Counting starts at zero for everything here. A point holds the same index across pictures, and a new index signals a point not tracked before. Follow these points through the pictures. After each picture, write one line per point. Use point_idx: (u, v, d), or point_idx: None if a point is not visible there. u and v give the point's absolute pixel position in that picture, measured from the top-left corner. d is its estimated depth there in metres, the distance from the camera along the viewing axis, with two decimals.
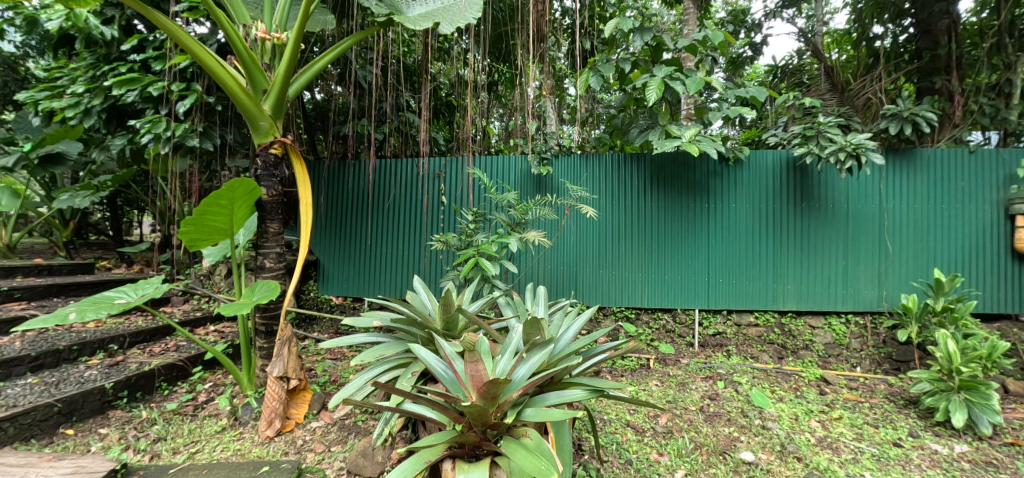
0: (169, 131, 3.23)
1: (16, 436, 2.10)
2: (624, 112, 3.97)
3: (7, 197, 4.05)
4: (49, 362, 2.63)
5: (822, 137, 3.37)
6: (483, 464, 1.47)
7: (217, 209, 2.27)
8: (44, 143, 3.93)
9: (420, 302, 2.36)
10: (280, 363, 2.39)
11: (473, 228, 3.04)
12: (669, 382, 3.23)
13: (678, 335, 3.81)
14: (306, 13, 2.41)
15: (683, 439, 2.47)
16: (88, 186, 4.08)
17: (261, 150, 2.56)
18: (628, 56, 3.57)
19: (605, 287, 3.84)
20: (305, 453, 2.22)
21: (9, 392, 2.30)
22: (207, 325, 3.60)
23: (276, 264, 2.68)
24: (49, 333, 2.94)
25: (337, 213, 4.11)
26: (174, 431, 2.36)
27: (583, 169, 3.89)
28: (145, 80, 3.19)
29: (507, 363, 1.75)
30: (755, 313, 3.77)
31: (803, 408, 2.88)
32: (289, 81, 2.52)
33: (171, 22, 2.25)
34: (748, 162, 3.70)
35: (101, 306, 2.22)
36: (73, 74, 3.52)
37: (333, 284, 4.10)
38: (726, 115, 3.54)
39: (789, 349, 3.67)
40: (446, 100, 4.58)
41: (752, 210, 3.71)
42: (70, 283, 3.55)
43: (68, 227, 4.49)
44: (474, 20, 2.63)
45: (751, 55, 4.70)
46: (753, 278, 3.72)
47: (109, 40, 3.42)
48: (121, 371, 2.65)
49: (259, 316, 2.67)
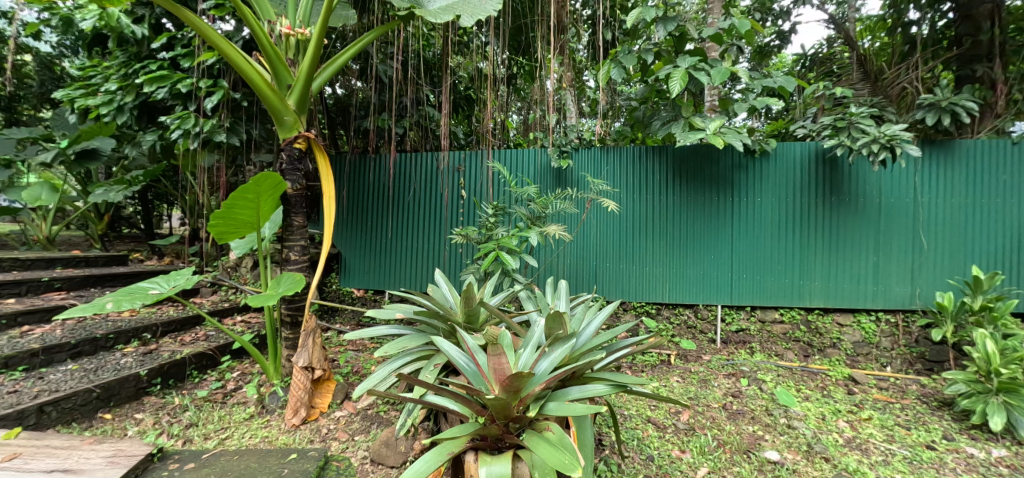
0: (197, 127, 3.29)
1: (59, 420, 2.20)
2: (645, 104, 3.84)
3: (46, 192, 4.26)
4: (88, 350, 2.75)
5: (855, 128, 3.24)
6: (505, 456, 1.48)
7: (243, 203, 2.33)
8: (79, 139, 4.08)
9: (441, 295, 2.39)
10: (305, 353, 2.44)
11: (493, 221, 3.01)
12: (691, 378, 3.18)
13: (700, 331, 3.75)
14: (329, 8, 2.41)
15: (705, 436, 2.44)
16: (120, 180, 4.19)
17: (285, 144, 2.60)
18: (651, 46, 3.45)
19: (625, 282, 3.80)
20: (330, 441, 2.27)
21: (52, 378, 2.42)
22: (235, 315, 3.68)
23: (301, 257, 2.72)
24: (88, 322, 3.07)
25: (359, 206, 4.16)
26: (205, 417, 2.44)
27: (603, 162, 3.83)
28: (174, 77, 3.27)
29: (529, 357, 1.77)
30: (781, 310, 3.67)
31: (831, 407, 2.81)
32: (312, 76, 2.55)
33: (200, 20, 2.30)
34: (774, 154, 3.59)
35: (136, 297, 2.30)
36: (107, 73, 3.64)
37: (354, 277, 4.16)
38: (752, 106, 3.42)
39: (815, 347, 3.57)
40: (465, 94, 4.53)
41: (777, 203, 3.60)
42: (106, 274, 3.69)
43: (103, 221, 4.66)
44: (495, 12, 2.63)
45: (779, 45, 4.45)
46: (778, 274, 3.62)
47: (139, 38, 3.50)
48: (154, 359, 2.76)
49: (285, 307, 2.73)
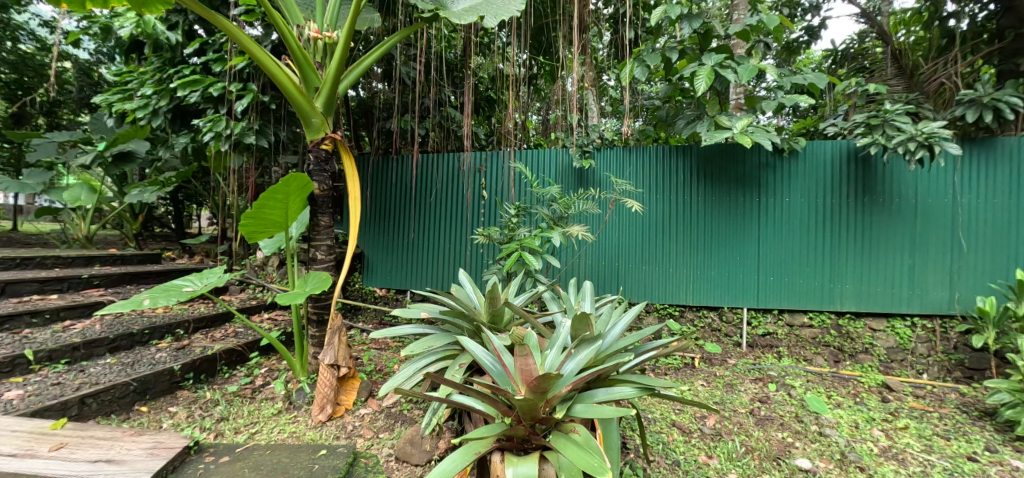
0: (228, 129, 3.39)
1: (99, 411, 2.28)
2: (668, 103, 3.79)
3: (86, 193, 4.45)
4: (125, 345, 2.86)
5: (889, 125, 3.12)
6: (532, 457, 1.47)
7: (273, 204, 2.38)
8: (116, 142, 4.27)
9: (466, 294, 2.39)
10: (331, 351, 2.48)
11: (516, 222, 3.00)
12: (716, 382, 3.12)
13: (724, 334, 3.68)
14: (355, 11, 2.44)
15: (733, 442, 2.38)
16: (154, 181, 4.35)
17: (312, 146, 2.65)
18: (675, 44, 3.40)
19: (647, 283, 3.75)
20: (355, 438, 2.30)
21: (93, 371, 2.52)
22: (262, 312, 3.78)
23: (327, 256, 2.77)
24: (125, 317, 3.19)
25: (382, 206, 4.22)
26: (235, 412, 2.51)
27: (625, 162, 3.79)
28: (206, 81, 3.37)
29: (555, 358, 1.76)
30: (810, 313, 3.56)
31: (864, 415, 2.71)
32: (339, 78, 2.59)
33: (232, 25, 2.36)
34: (803, 153, 3.49)
35: (171, 294, 2.38)
36: (142, 78, 3.78)
37: (377, 276, 4.22)
38: (781, 103, 3.33)
39: (846, 352, 3.45)
40: (486, 94, 4.55)
41: (806, 204, 3.50)
42: (140, 272, 3.83)
43: (137, 220, 4.84)
44: (518, 12, 2.63)
45: (807, 40, 4.32)
46: (807, 277, 3.52)
47: (173, 44, 3.62)
48: (187, 354, 2.85)
49: (312, 305, 2.79)
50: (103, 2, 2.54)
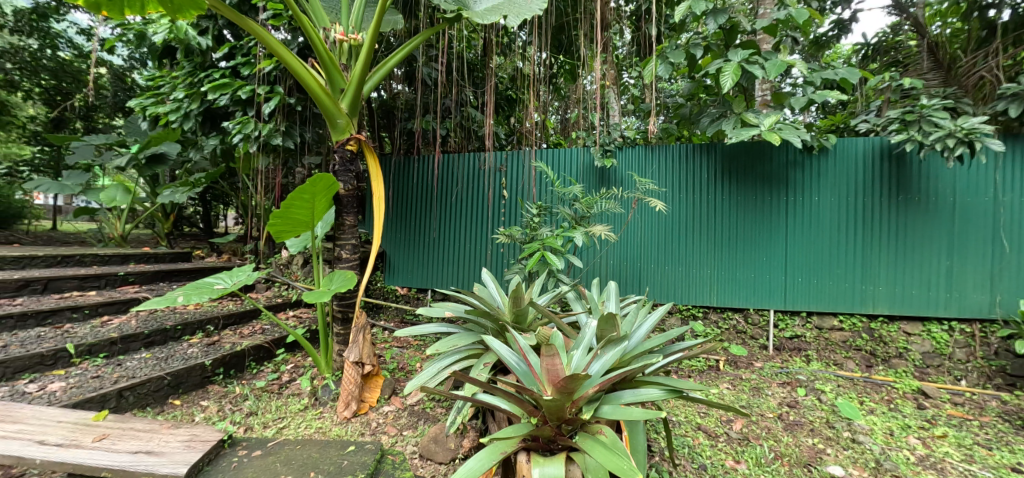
0: (256, 131, 3.48)
1: (135, 404, 2.36)
2: (692, 101, 3.73)
3: (121, 193, 4.63)
4: (158, 340, 2.96)
5: (926, 121, 3.00)
6: (558, 458, 1.46)
7: (300, 204, 2.43)
8: (149, 145, 4.43)
9: (489, 294, 2.40)
10: (355, 349, 2.52)
11: (537, 221, 2.99)
12: (742, 386, 3.05)
13: (750, 336, 3.60)
14: (380, 14, 2.48)
15: (761, 447, 2.32)
16: (185, 182, 4.49)
17: (338, 146, 2.69)
18: (700, 41, 3.34)
19: (670, 284, 3.69)
20: (379, 435, 2.33)
21: (129, 365, 2.61)
22: (287, 310, 3.86)
23: (352, 255, 2.81)
24: (158, 313, 3.30)
25: (403, 206, 4.27)
26: (264, 407, 2.57)
27: (648, 161, 3.74)
28: (235, 84, 3.46)
29: (581, 359, 1.75)
30: (840, 316, 3.45)
31: (899, 422, 2.60)
32: (363, 79, 2.62)
33: (261, 28, 2.41)
34: (833, 150, 3.39)
35: (203, 291, 2.45)
36: (174, 82, 3.90)
37: (399, 275, 4.27)
38: (810, 100, 3.23)
39: (878, 357, 3.33)
40: (506, 94, 4.55)
41: (836, 203, 3.39)
42: (172, 270, 3.97)
43: (169, 220, 5.01)
44: (541, 11, 2.62)
45: (837, 35, 4.19)
46: (837, 278, 3.41)
47: (204, 49, 3.73)
48: (217, 350, 2.93)
49: (337, 303, 2.84)
50: (142, 8, 2.63)
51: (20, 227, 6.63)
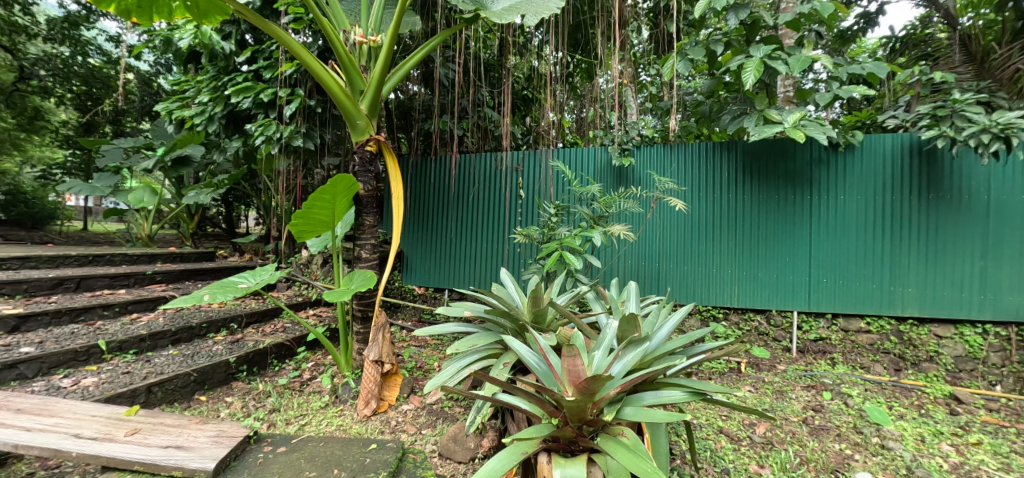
0: (278, 133, 3.55)
1: (163, 399, 2.43)
2: (712, 98, 3.66)
3: (148, 195, 4.78)
4: (185, 337, 3.04)
5: (959, 116, 2.89)
6: (580, 460, 1.45)
7: (321, 204, 2.47)
8: (176, 147, 4.55)
9: (508, 294, 2.40)
10: (375, 348, 2.54)
11: (555, 221, 2.98)
12: (764, 389, 2.98)
13: (772, 338, 3.53)
14: (399, 16, 2.50)
15: (786, 452, 2.27)
16: (209, 183, 4.61)
17: (358, 147, 2.72)
18: (720, 37, 3.28)
19: (689, 284, 3.64)
20: (399, 433, 2.35)
21: (158, 361, 2.69)
22: (308, 309, 3.93)
23: (372, 255, 2.85)
24: (184, 311, 3.40)
25: (421, 206, 4.30)
26: (286, 403, 2.62)
27: (667, 159, 3.69)
28: (257, 88, 3.53)
29: (602, 360, 1.73)
30: (867, 318, 3.35)
31: (931, 429, 2.51)
32: (382, 81, 2.65)
33: (283, 32, 2.45)
34: (860, 147, 3.29)
35: (228, 290, 2.51)
36: (199, 86, 4.00)
37: (416, 275, 4.30)
38: (836, 95, 3.14)
39: (908, 360, 3.22)
40: (522, 94, 4.54)
41: (863, 201, 3.30)
42: (197, 269, 4.07)
43: (193, 220, 5.15)
44: (559, 10, 2.61)
45: (863, 28, 4.07)
46: (863, 279, 3.31)
47: (227, 53, 3.81)
48: (240, 347, 3.00)
49: (357, 302, 2.87)
50: (170, 14, 2.68)
51: (54, 228, 6.89)
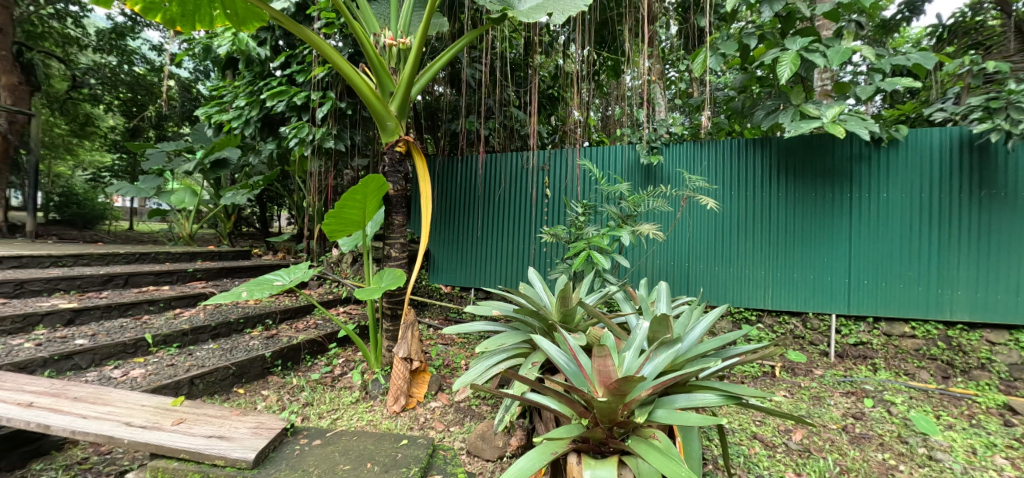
0: (311, 135, 3.67)
1: (205, 391, 2.55)
2: (744, 94, 3.56)
3: (189, 195, 5.01)
4: (224, 332, 3.17)
5: (1015, 108, 2.70)
6: (610, 462, 1.43)
7: (353, 203, 2.53)
8: (214, 150, 4.72)
9: (536, 293, 2.40)
10: (404, 345, 2.58)
11: (583, 220, 2.95)
12: (800, 394, 2.88)
13: (808, 342, 3.41)
14: (428, 17, 2.53)
15: (825, 460, 2.18)
16: (245, 185, 4.80)
17: (388, 148, 2.78)
18: (753, 30, 3.18)
19: (720, 285, 3.54)
20: (427, 430, 2.39)
21: (199, 355, 2.82)
22: (338, 306, 4.04)
23: (401, 254, 2.90)
24: (223, 307, 3.55)
25: (448, 206, 4.35)
26: (319, 398, 2.70)
27: (697, 157, 3.61)
28: (291, 91, 3.65)
29: (632, 361, 1.71)
30: (911, 322, 3.19)
31: (983, 440, 2.36)
32: (411, 82, 2.68)
33: (317, 36, 2.51)
34: (904, 142, 3.13)
35: (265, 287, 2.61)
36: (236, 91, 4.17)
37: (443, 274, 4.36)
38: (878, 88, 2.99)
39: (957, 367, 3.04)
40: (548, 93, 4.53)
41: (908, 199, 3.13)
42: (235, 267, 4.25)
43: (230, 220, 5.37)
44: (586, 7, 2.59)
45: (907, 17, 3.86)
46: (908, 281, 3.15)
47: (262, 59, 3.96)
48: (275, 343, 3.11)
49: (387, 300, 2.94)
50: (211, 23, 2.81)
51: (103, 227, 7.32)
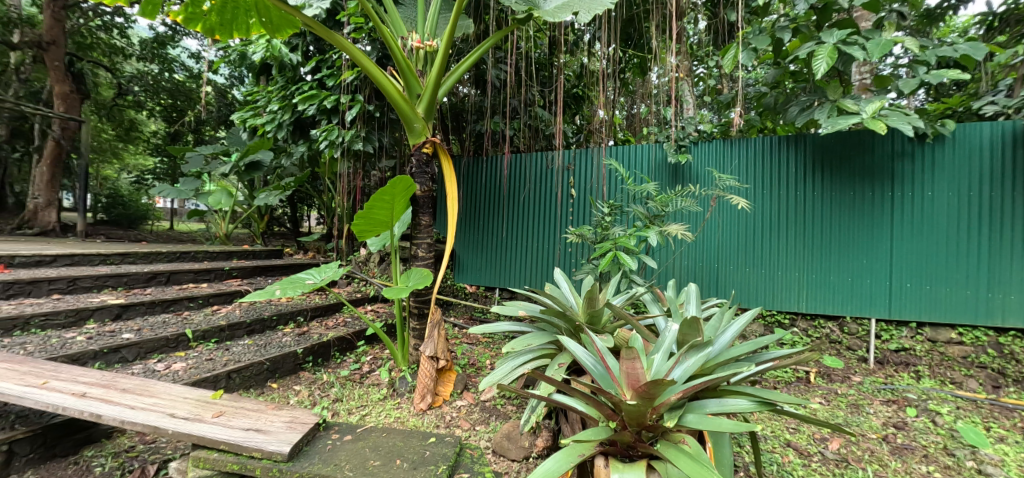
0: (340, 137, 3.78)
1: (241, 385, 2.66)
2: (777, 89, 3.44)
3: (225, 197, 5.22)
4: (258, 328, 3.30)
5: None
6: (639, 465, 1.41)
7: (381, 204, 2.58)
8: (249, 153, 4.93)
9: (562, 293, 2.39)
10: (431, 344, 2.62)
11: (609, 220, 2.92)
12: (836, 401, 2.77)
13: (846, 347, 3.28)
14: (454, 20, 2.56)
15: (864, 471, 2.09)
16: (277, 186, 4.97)
17: (415, 149, 2.82)
18: (787, 23, 3.08)
19: (751, 287, 3.44)
20: (453, 428, 2.42)
21: (236, 350, 2.94)
22: (365, 304, 4.14)
23: (427, 254, 2.94)
24: (257, 304, 3.69)
25: (473, 206, 4.39)
26: (348, 394, 2.77)
27: (727, 155, 3.51)
28: (321, 95, 3.75)
29: (661, 363, 1.68)
30: (959, 328, 3.02)
31: None
32: (437, 84, 2.72)
33: (346, 41, 2.57)
34: (952, 138, 2.96)
35: (297, 285, 2.70)
36: (270, 96, 4.33)
37: (468, 273, 4.40)
38: (924, 81, 2.84)
39: (1010, 377, 2.85)
40: (573, 92, 4.50)
41: (955, 198, 2.96)
42: (268, 265, 4.41)
43: (263, 220, 5.57)
44: (612, 5, 2.57)
45: (956, 5, 3.64)
46: (956, 284, 2.97)
47: (294, 64, 4.09)
48: (307, 339, 3.21)
49: (414, 299, 2.99)
50: (248, 31, 2.93)
51: (145, 227, 7.71)
